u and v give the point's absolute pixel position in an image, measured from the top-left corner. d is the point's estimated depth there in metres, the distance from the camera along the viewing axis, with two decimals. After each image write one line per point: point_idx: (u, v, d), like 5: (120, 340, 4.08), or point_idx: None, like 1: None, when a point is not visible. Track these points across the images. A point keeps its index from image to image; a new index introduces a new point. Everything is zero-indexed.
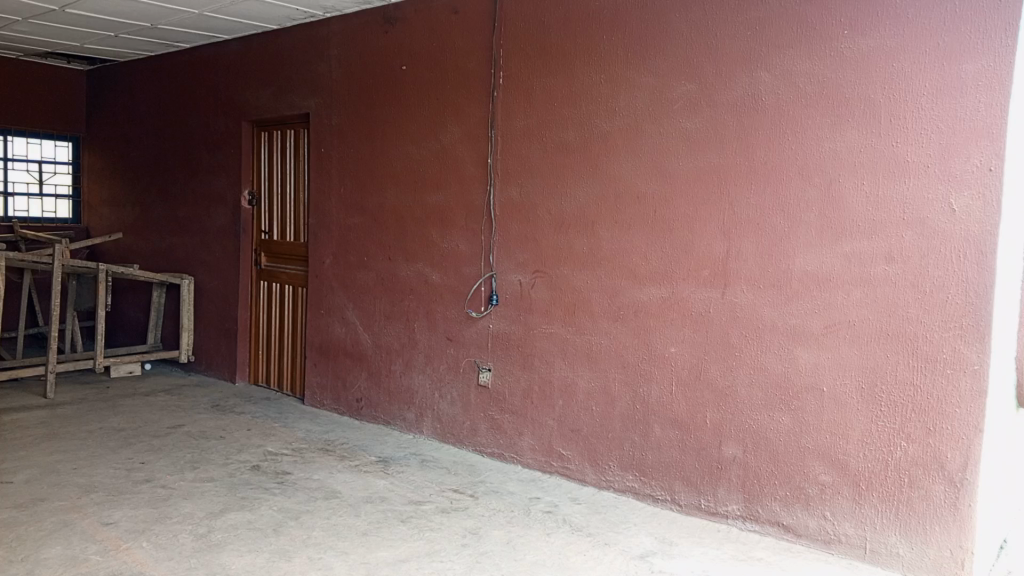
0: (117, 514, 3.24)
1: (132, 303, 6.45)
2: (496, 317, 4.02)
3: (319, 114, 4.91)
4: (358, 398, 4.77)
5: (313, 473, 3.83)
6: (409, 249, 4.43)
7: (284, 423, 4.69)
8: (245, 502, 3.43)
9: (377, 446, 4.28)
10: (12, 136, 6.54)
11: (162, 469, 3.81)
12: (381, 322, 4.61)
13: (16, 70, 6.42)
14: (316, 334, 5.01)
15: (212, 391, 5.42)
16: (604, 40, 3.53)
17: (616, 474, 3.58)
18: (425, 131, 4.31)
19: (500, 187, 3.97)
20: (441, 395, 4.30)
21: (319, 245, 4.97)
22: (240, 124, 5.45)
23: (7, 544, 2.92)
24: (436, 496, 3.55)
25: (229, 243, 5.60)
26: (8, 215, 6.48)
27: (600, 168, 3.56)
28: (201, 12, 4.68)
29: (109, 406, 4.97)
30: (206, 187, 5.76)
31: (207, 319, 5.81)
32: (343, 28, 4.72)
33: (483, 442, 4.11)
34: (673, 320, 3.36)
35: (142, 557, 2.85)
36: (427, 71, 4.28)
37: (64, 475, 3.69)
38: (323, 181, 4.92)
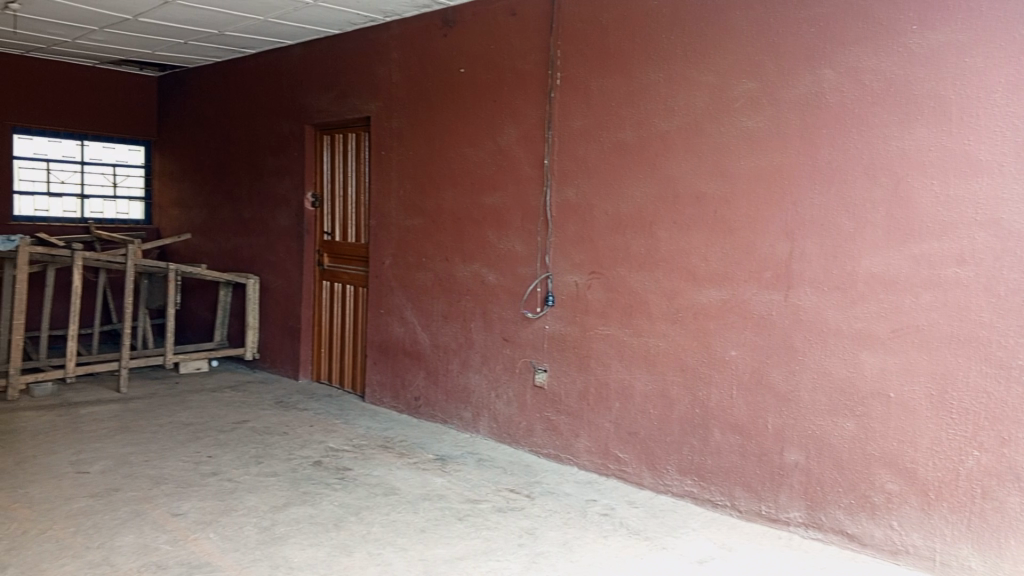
0: (186, 505, 3.36)
1: (201, 301, 6.67)
2: (552, 318, 4.02)
3: (379, 117, 4.99)
4: (416, 396, 4.83)
5: (373, 469, 3.89)
6: (466, 250, 4.47)
7: (345, 420, 4.78)
8: (307, 497, 3.51)
9: (435, 444, 4.33)
10: (89, 141, 6.83)
11: (228, 463, 3.93)
12: (439, 322, 4.66)
13: (92, 78, 6.71)
14: (375, 333, 5.10)
15: (276, 388, 5.57)
16: (663, 39, 3.50)
17: (675, 479, 3.54)
18: (483, 132, 4.34)
19: (557, 188, 3.97)
20: (497, 395, 4.33)
21: (379, 246, 5.05)
22: (303, 128, 5.58)
23: (84, 531, 3.06)
24: (492, 495, 3.57)
25: (292, 243, 5.74)
26: (85, 217, 6.77)
27: (658, 168, 3.54)
28: (266, 19, 4.81)
29: (179, 401, 5.15)
30: (271, 189, 5.92)
31: (272, 318, 5.97)
32: (402, 32, 4.79)
33: (539, 443, 4.12)
34: (734, 323, 3.31)
35: (209, 548, 2.95)
36: (485, 72, 4.31)
37: (137, 467, 3.84)
38: (383, 183, 5.01)
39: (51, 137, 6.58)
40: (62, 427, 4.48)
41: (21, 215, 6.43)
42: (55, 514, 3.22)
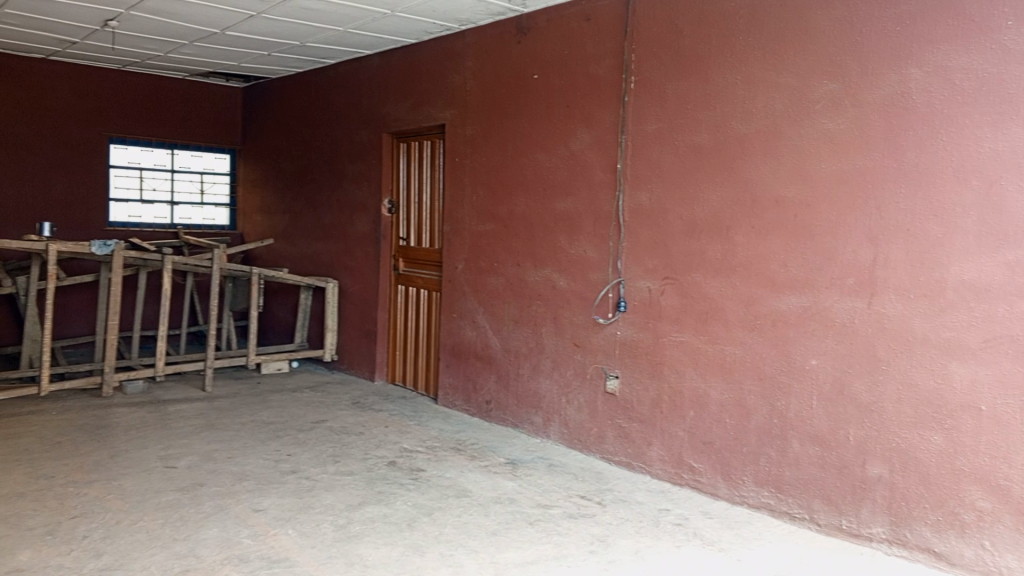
0: (266, 501, 3.47)
1: (282, 304, 6.89)
2: (624, 323, 4.00)
3: (454, 124, 5.06)
4: (487, 400, 4.87)
5: (445, 471, 3.94)
6: (538, 255, 4.49)
7: (418, 421, 4.85)
8: (382, 496, 3.58)
9: (506, 448, 4.35)
10: (179, 150, 7.13)
11: (306, 461, 4.04)
12: (510, 327, 4.68)
13: (183, 90, 7.01)
14: (448, 337, 5.16)
15: (352, 389, 5.70)
16: (741, 41, 3.44)
17: (751, 490, 3.46)
18: (556, 138, 4.35)
19: (630, 193, 3.95)
20: (568, 401, 4.32)
21: (452, 251, 5.11)
22: (380, 136, 5.70)
23: (172, 523, 3.20)
24: (564, 501, 3.57)
25: (369, 248, 5.87)
26: (174, 222, 7.08)
27: (735, 171, 3.47)
28: (345, 29, 4.94)
29: (260, 401, 5.33)
30: (349, 195, 6.07)
31: (349, 321, 6.11)
32: (477, 40, 4.85)
33: (611, 450, 4.09)
34: (814, 331, 3.22)
35: (287, 543, 3.04)
36: (559, 78, 4.32)
37: (220, 463, 3.99)
38: (457, 189, 5.07)
39: (144, 147, 6.90)
40: (152, 423, 4.70)
41: (116, 221, 6.78)
42: (145, 506, 3.38)
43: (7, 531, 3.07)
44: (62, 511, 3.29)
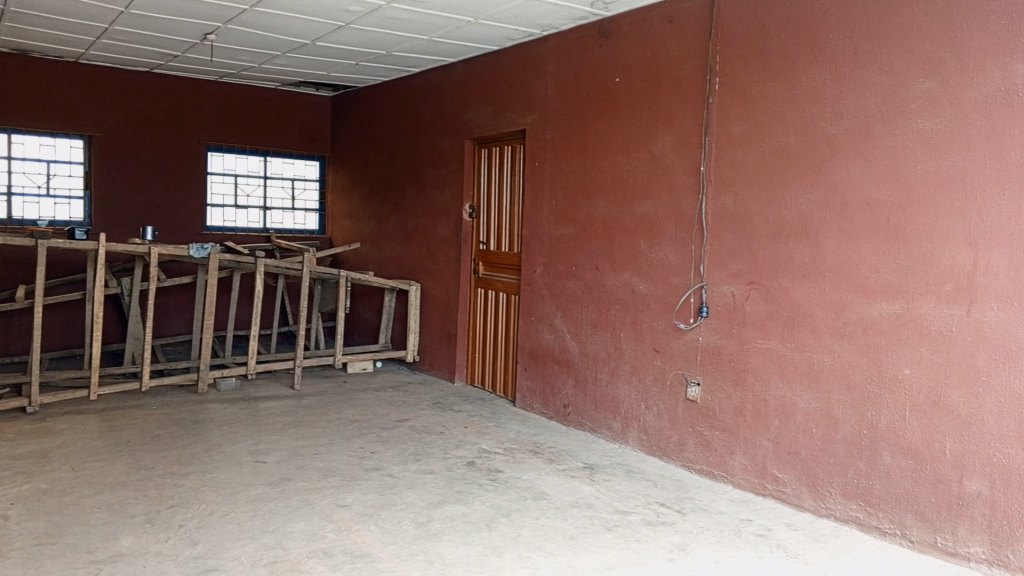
0: (350, 497, 3.57)
1: (367, 306, 7.07)
2: (707, 329, 3.93)
3: (534, 128, 5.10)
4: (565, 404, 4.87)
5: (523, 473, 3.97)
6: (617, 258, 4.46)
7: (496, 423, 4.90)
8: (461, 496, 3.63)
9: (584, 452, 4.34)
10: (271, 157, 7.41)
11: (389, 459, 4.14)
12: (589, 331, 4.67)
13: (275, 99, 7.29)
14: (526, 340, 5.19)
15: (433, 390, 5.80)
16: (830, 39, 3.35)
17: (838, 503, 3.35)
18: (637, 141, 4.32)
19: (713, 196, 3.89)
20: (648, 407, 4.27)
21: (531, 254, 5.14)
22: (462, 141, 5.79)
23: (261, 515, 3.33)
24: (642, 508, 3.53)
25: (450, 252, 5.96)
26: (266, 227, 7.37)
27: (824, 173, 3.38)
28: (430, 37, 5.04)
29: (345, 399, 5.48)
30: (432, 200, 6.19)
31: (430, 323, 6.23)
32: (558, 45, 4.86)
33: (691, 458, 4.03)
34: (908, 339, 3.10)
35: (370, 539, 3.12)
36: (641, 81, 4.30)
37: (307, 459, 4.13)
38: (536, 193, 5.09)
39: (239, 154, 7.20)
40: (244, 419, 4.90)
41: (212, 226, 7.11)
42: (236, 498, 3.53)
43: (111, 517, 3.26)
44: (161, 500, 3.47)
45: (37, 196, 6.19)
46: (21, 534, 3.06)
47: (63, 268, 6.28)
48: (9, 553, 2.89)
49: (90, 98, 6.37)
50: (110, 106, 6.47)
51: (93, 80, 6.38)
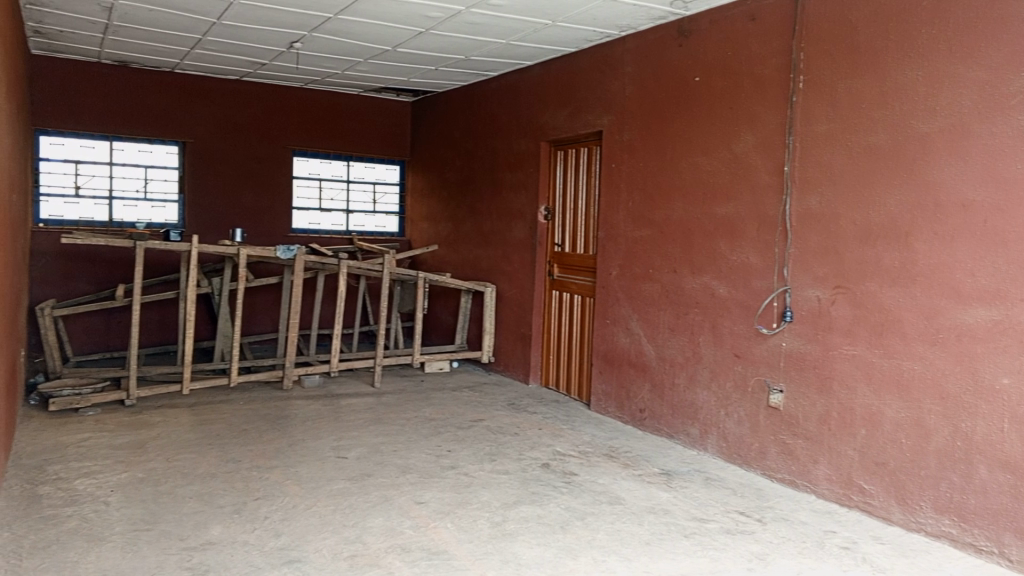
0: (427, 494, 3.64)
1: (444, 307, 7.17)
2: (791, 334, 3.83)
3: (611, 129, 5.07)
4: (642, 409, 4.82)
5: (599, 477, 3.95)
6: (696, 261, 4.40)
7: (571, 426, 4.89)
8: (536, 497, 3.64)
9: (661, 458, 4.29)
10: (354, 162, 7.61)
11: (465, 458, 4.19)
12: (667, 335, 4.61)
13: (358, 105, 7.48)
14: (602, 342, 5.16)
15: (508, 391, 5.83)
16: (924, 34, 3.21)
17: (930, 517, 3.21)
18: (718, 141, 4.25)
19: (797, 197, 3.79)
20: (727, 414, 4.19)
21: (607, 256, 5.11)
22: (539, 144, 5.81)
23: (342, 510, 3.42)
24: (721, 516, 3.47)
25: (526, 254, 5.99)
26: (348, 229, 7.58)
27: (916, 173, 3.25)
28: (508, 41, 5.07)
29: (423, 398, 5.57)
30: (508, 202, 6.23)
31: (506, 324, 6.27)
32: (637, 45, 4.83)
33: (773, 467, 3.93)
34: (1007, 347, 2.94)
35: (447, 537, 3.17)
36: (721, 80, 4.22)
37: (386, 456, 4.22)
38: (613, 194, 5.07)
39: (323, 159, 7.43)
40: (326, 416, 5.04)
41: (297, 228, 7.34)
42: (319, 492, 3.63)
43: (202, 506, 3.41)
44: (247, 492, 3.60)
45: (136, 200, 6.53)
46: (120, 520, 3.24)
47: (160, 268, 6.61)
48: (109, 537, 3.06)
49: (185, 106, 6.68)
50: (203, 114, 6.76)
51: (187, 89, 6.68)
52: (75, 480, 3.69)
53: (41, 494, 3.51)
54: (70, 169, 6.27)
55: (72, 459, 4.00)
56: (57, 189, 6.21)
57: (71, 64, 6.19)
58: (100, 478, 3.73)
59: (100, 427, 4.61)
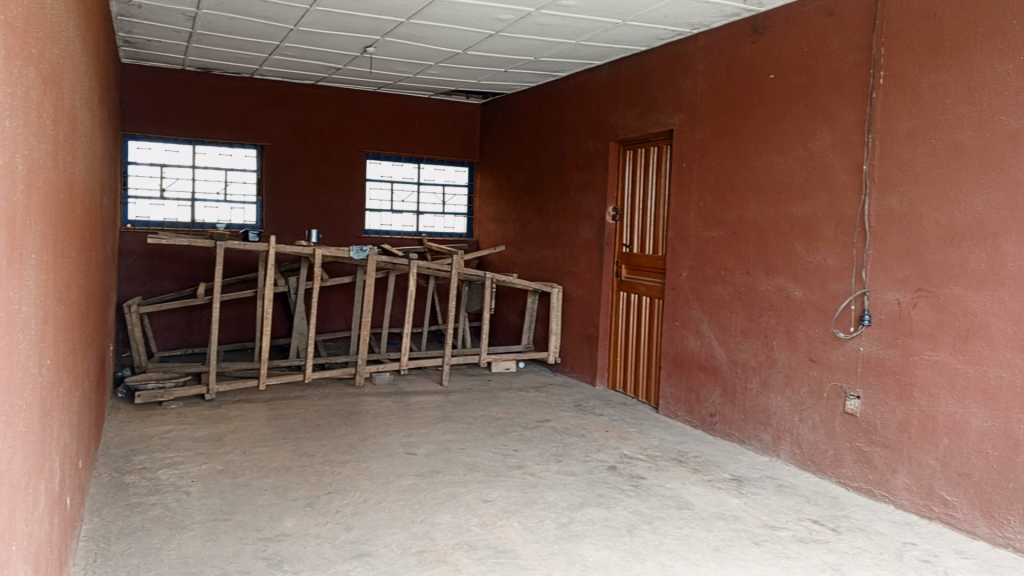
0: (494, 493, 3.66)
1: (512, 307, 7.20)
2: (869, 339, 3.71)
3: (682, 129, 5.00)
4: (712, 413, 4.74)
5: (667, 481, 3.90)
6: (770, 263, 4.30)
7: (639, 429, 4.85)
8: (603, 499, 3.63)
9: (732, 464, 4.21)
10: (424, 164, 7.73)
11: (531, 458, 4.20)
12: (739, 338, 4.52)
13: (428, 107, 7.58)
14: (671, 345, 5.10)
15: (575, 392, 5.82)
16: (1014, 25, 3.06)
17: (1018, 533, 3.05)
18: (793, 140, 4.15)
19: (876, 196, 3.67)
20: (802, 420, 4.08)
21: (677, 257, 5.05)
22: (608, 144, 5.78)
23: (410, 506, 3.47)
24: (793, 524, 3.38)
25: (593, 255, 5.96)
26: (418, 230, 7.71)
27: (1004, 171, 3.10)
28: (577, 41, 5.06)
29: (490, 398, 5.62)
30: (576, 203, 6.21)
31: (573, 325, 6.26)
32: (709, 43, 4.75)
33: (849, 475, 3.81)
34: None
35: (513, 536, 3.18)
36: (797, 77, 4.12)
37: (454, 453, 4.27)
38: (683, 194, 5.00)
39: (395, 161, 7.57)
40: (396, 413, 5.13)
41: (369, 229, 7.50)
42: (389, 488, 3.70)
43: (277, 499, 3.52)
44: (320, 486, 3.70)
45: (217, 201, 6.78)
46: (200, 509, 3.37)
47: (239, 267, 6.84)
48: (190, 525, 3.19)
49: (263, 110, 6.89)
50: (280, 118, 6.96)
51: (265, 94, 6.89)
52: (159, 470, 3.85)
53: (127, 482, 3.68)
54: (156, 172, 6.55)
55: (156, 450, 4.18)
56: (144, 192, 6.50)
57: (157, 72, 6.46)
58: (182, 469, 3.89)
59: (182, 419, 4.80)
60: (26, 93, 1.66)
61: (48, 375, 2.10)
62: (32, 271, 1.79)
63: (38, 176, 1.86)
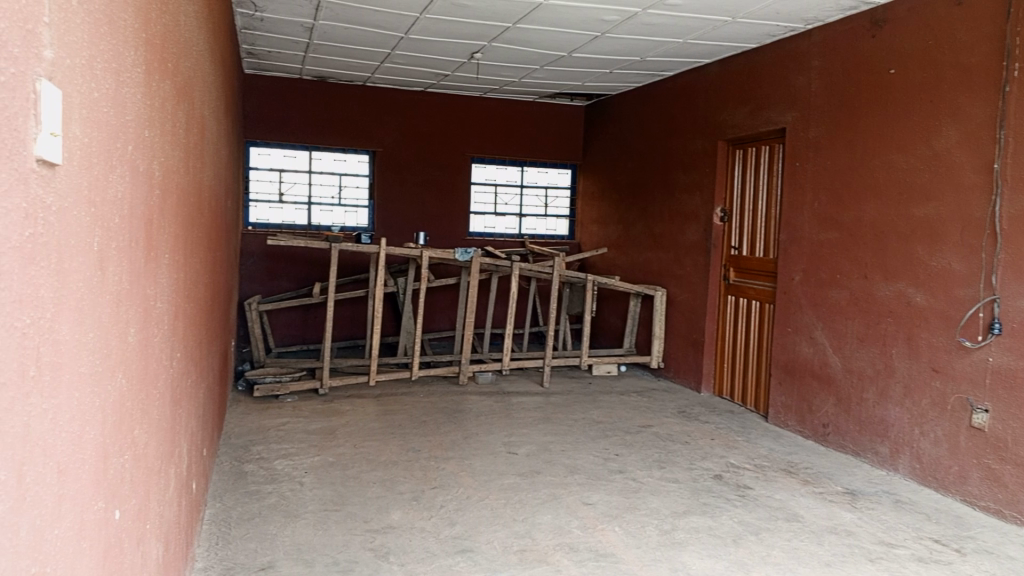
0: (595, 496, 3.66)
1: (614, 310, 7.17)
2: (998, 349, 3.48)
3: (795, 127, 4.85)
4: (825, 423, 4.56)
5: (775, 492, 3.78)
6: (889, 267, 4.10)
7: (746, 438, 4.72)
8: (707, 508, 3.56)
9: (845, 476, 4.04)
10: (527, 167, 7.81)
11: (633, 463, 4.16)
12: (855, 345, 4.34)
13: (533, 110, 7.65)
14: (782, 352, 4.94)
15: (680, 398, 5.72)
16: None
17: None
18: (916, 137, 3.94)
19: (1009, 196, 3.44)
20: (923, 433, 3.88)
21: (789, 260, 4.89)
22: (716, 144, 5.66)
23: (512, 505, 3.52)
24: (913, 542, 3.21)
25: (699, 257, 5.85)
26: (521, 233, 7.79)
27: None
28: (685, 40, 4.98)
29: (591, 400, 5.60)
30: (682, 204, 6.11)
31: (677, 329, 6.16)
32: (825, 37, 4.58)
33: (975, 493, 3.59)
34: None
35: (614, 540, 3.17)
36: (920, 71, 3.92)
37: (555, 455, 4.29)
38: (796, 195, 4.84)
39: (499, 164, 7.69)
40: (498, 412, 5.20)
41: (473, 232, 7.64)
42: (491, 485, 3.76)
43: (384, 492, 3.64)
44: (425, 481, 3.80)
45: (331, 205, 7.07)
46: (312, 499, 3.52)
47: (350, 269, 7.11)
48: (303, 514, 3.34)
49: (375, 116, 7.13)
50: (391, 123, 7.19)
51: (377, 100, 7.13)
52: (275, 460, 4.06)
53: (246, 470, 3.89)
54: (275, 178, 6.89)
55: (272, 441, 4.40)
56: (264, 196, 6.86)
57: (277, 82, 6.80)
58: (296, 460, 4.08)
59: (297, 412, 5.04)
60: (162, 104, 1.79)
61: (178, 367, 2.26)
62: (167, 269, 1.94)
63: (172, 181, 2.02)
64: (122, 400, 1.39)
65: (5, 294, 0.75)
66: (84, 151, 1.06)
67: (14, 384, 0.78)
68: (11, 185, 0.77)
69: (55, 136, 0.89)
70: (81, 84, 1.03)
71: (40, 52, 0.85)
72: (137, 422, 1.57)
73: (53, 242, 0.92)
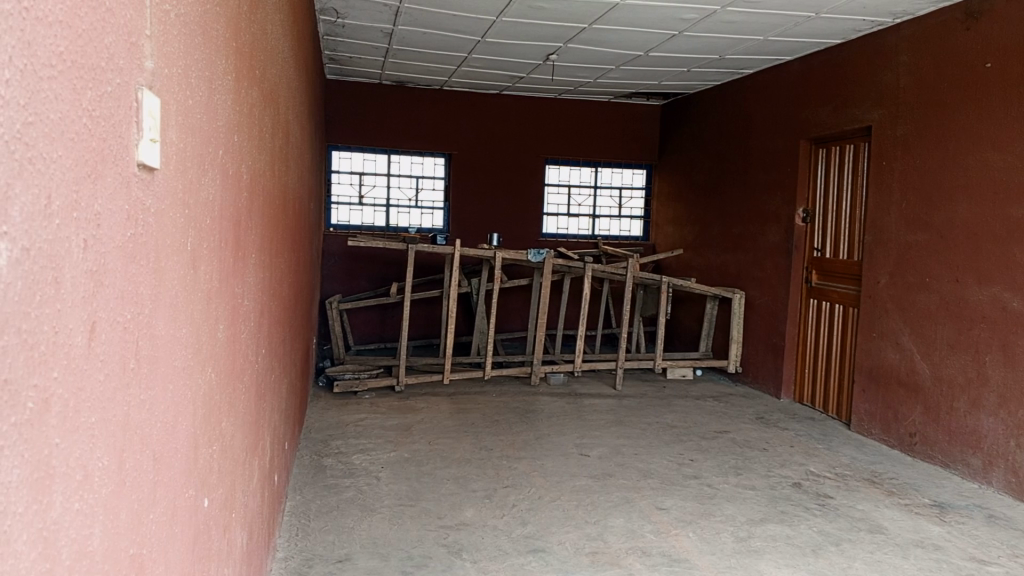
0: (669, 501, 3.61)
1: (689, 313, 7.06)
2: None
3: (882, 124, 4.68)
4: (912, 432, 4.39)
5: (857, 502, 3.66)
6: (983, 270, 3.92)
7: (827, 446, 4.58)
8: (785, 516, 3.47)
9: (933, 488, 3.88)
10: (602, 167, 7.77)
11: (708, 469, 4.10)
12: (945, 352, 4.15)
13: (608, 111, 7.61)
14: (866, 358, 4.77)
15: (758, 404, 5.60)
16: None
17: None
18: (1013, 134, 3.75)
19: None
20: (1019, 445, 3.68)
21: (875, 262, 4.72)
22: (798, 143, 5.52)
23: (584, 506, 3.52)
24: (1007, 560, 3.06)
25: (779, 259, 5.71)
26: (595, 234, 7.75)
27: None
28: (765, 37, 4.88)
29: (666, 404, 5.54)
30: (761, 205, 5.98)
31: (755, 332, 6.03)
32: (915, 31, 4.41)
33: None
34: None
35: (688, 545, 3.13)
36: (1017, 65, 3.73)
37: (628, 458, 4.26)
38: (882, 196, 4.67)
39: (573, 165, 7.67)
40: (571, 413, 5.20)
41: (547, 233, 7.65)
42: (563, 486, 3.77)
43: (457, 489, 3.69)
44: (497, 479, 3.83)
45: (408, 207, 7.21)
46: (388, 494, 3.60)
47: (426, 269, 7.22)
48: (379, 508, 3.42)
49: (452, 119, 7.23)
50: (467, 126, 7.27)
51: (454, 102, 7.23)
52: (354, 455, 4.16)
53: (325, 464, 4.01)
54: (355, 180, 7.06)
55: (351, 436, 4.51)
56: (345, 198, 7.04)
57: (358, 87, 6.98)
58: (373, 455, 4.18)
59: (374, 409, 5.15)
60: (250, 110, 1.86)
61: (263, 362, 2.35)
62: (252, 269, 2.01)
63: (259, 183, 2.10)
64: (210, 394, 1.45)
65: (108, 291, 0.80)
66: (179, 155, 1.12)
67: (116, 374, 0.84)
68: (114, 188, 0.82)
69: (152, 141, 0.94)
70: (176, 92, 1.09)
71: (141, 63, 0.90)
72: (224, 414, 1.63)
73: (152, 243, 0.97)
